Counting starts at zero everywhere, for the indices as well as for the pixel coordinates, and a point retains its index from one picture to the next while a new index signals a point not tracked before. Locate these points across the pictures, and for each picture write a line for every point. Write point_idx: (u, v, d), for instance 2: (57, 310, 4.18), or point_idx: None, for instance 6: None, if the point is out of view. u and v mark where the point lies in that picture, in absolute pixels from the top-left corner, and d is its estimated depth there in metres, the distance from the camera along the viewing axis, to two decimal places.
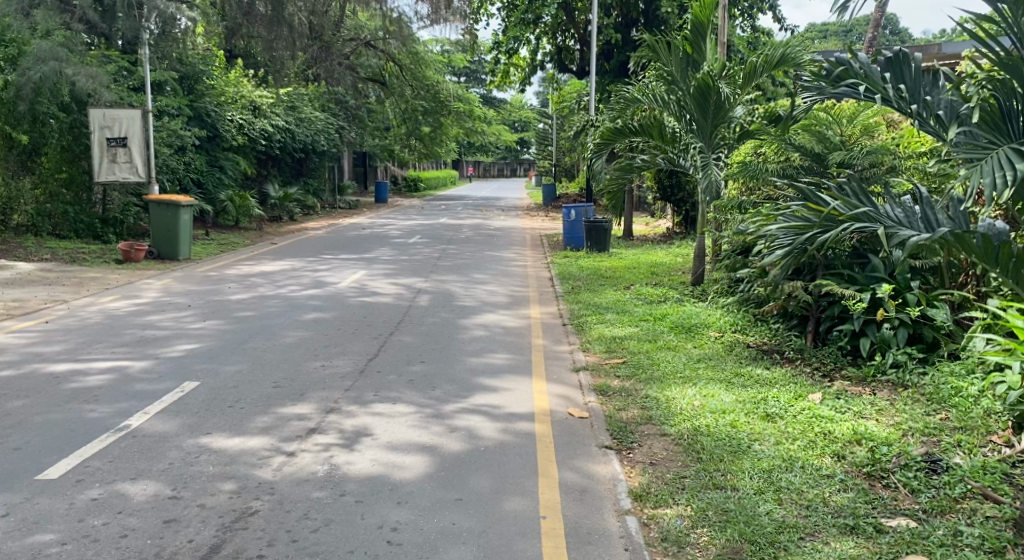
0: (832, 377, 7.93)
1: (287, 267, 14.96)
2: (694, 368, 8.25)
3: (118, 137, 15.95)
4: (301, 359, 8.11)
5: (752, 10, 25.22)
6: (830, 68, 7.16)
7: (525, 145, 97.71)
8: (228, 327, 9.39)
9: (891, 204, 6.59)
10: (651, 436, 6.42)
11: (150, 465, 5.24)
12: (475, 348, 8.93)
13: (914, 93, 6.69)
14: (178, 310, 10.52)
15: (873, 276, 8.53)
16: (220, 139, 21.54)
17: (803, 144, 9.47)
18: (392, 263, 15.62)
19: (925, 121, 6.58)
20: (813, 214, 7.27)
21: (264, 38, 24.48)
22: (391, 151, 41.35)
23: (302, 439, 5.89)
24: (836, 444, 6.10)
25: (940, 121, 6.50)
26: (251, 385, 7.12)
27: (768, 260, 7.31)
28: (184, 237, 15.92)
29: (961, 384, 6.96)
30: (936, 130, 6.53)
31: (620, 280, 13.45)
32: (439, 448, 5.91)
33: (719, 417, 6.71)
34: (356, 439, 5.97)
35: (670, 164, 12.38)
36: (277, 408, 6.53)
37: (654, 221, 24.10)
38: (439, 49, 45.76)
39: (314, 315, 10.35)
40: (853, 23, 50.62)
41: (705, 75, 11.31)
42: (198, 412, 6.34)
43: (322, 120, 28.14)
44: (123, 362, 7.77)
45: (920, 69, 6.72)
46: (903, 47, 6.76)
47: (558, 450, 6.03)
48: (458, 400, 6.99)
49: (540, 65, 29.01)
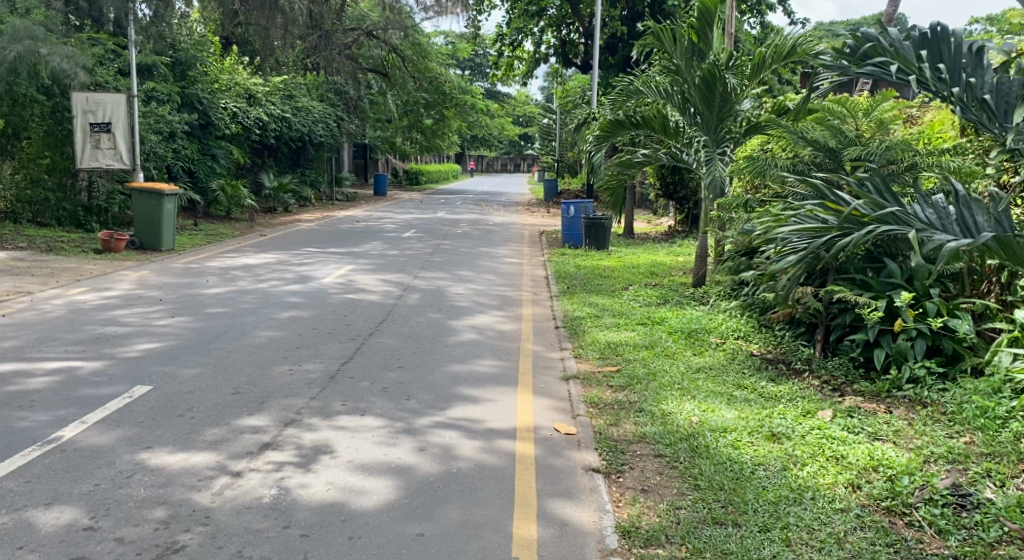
0: (843, 393, 7.37)
1: (271, 261, 14.27)
2: (693, 379, 7.60)
3: (102, 122, 15.20)
4: (268, 362, 7.46)
5: (760, 5, 24.66)
6: (855, 45, 6.45)
7: (530, 139, 97.14)
8: (196, 325, 8.75)
9: (923, 204, 5.92)
10: (644, 457, 5.81)
11: (71, 487, 4.69)
12: (459, 353, 8.31)
13: (954, 74, 5.97)
14: (147, 304, 9.85)
15: (889, 283, 7.95)
16: (212, 127, 20.68)
17: (817, 138, 8.80)
18: (379, 259, 14.99)
19: (967, 106, 5.93)
20: (830, 214, 6.59)
21: (260, 25, 23.95)
22: (392, 143, 40.69)
23: (252, 457, 5.27)
24: (850, 472, 5.50)
25: (983, 105, 5.87)
26: (205, 392, 6.48)
27: (779, 268, 6.62)
28: (168, 226, 15.24)
29: (987, 404, 6.40)
30: (979, 116, 5.91)
31: (618, 280, 12.83)
32: (408, 470, 5.29)
33: (719, 436, 6.09)
34: (314, 458, 5.34)
35: (673, 159, 11.76)
36: (231, 420, 5.90)
37: (656, 218, 23.55)
38: (443, 39, 45.03)
39: (290, 313, 9.69)
40: (860, 21, 49.91)
41: (711, 64, 10.66)
42: (144, 422, 5.72)
43: (320, 110, 27.49)
44: (73, 363, 7.13)
45: (961, 47, 5.95)
46: (941, 22, 6.00)
47: (539, 475, 5.40)
48: (433, 413, 6.36)
49: (543, 58, 28.32)
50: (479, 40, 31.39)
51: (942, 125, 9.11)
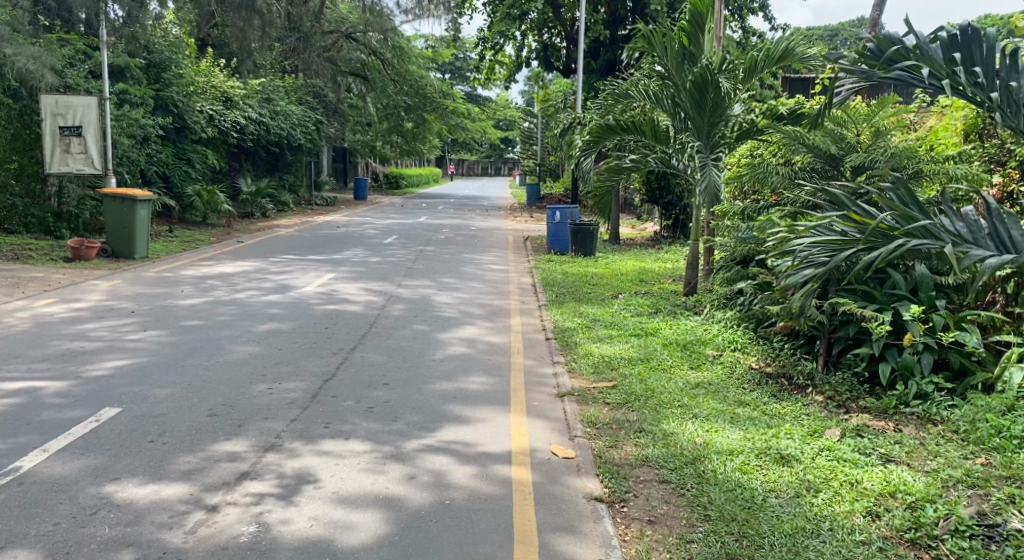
0: (848, 409, 7.08)
1: (249, 269, 13.80)
2: (692, 396, 7.26)
3: (72, 126, 14.66)
4: (246, 381, 7.04)
5: (742, 10, 24.52)
6: (877, 48, 6.08)
7: (510, 144, 96.85)
8: (170, 339, 8.31)
9: (951, 216, 5.65)
10: (648, 482, 5.47)
11: (29, 527, 4.32)
12: (447, 368, 7.92)
13: (992, 78, 5.54)
14: (118, 317, 9.38)
15: (893, 294, 7.65)
16: (188, 131, 20.22)
17: (817, 144, 8.51)
18: (360, 267, 14.57)
19: (1010, 111, 5.50)
20: (851, 226, 6.17)
21: (238, 26, 23.39)
22: (372, 147, 40.22)
23: (229, 489, 4.87)
24: (866, 498, 5.19)
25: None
26: (178, 414, 6.06)
27: (793, 280, 6.18)
28: (142, 234, 14.74)
29: (1001, 422, 6.11)
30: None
31: (606, 288, 12.50)
32: (397, 501, 4.90)
33: (726, 459, 5.76)
34: (297, 489, 4.95)
35: (663, 165, 11.43)
36: (206, 445, 5.49)
37: (641, 224, 23.28)
38: (423, 42, 44.68)
39: (269, 325, 9.26)
40: (842, 27, 49.85)
41: (703, 69, 10.33)
42: (112, 449, 5.32)
43: (299, 113, 26.96)
44: (36, 383, 6.68)
45: (993, 48, 5.52)
46: (971, 22, 5.57)
47: (538, 506, 5.05)
48: (423, 436, 5.97)
49: (525, 62, 27.96)
50: (459, 43, 30.99)
51: (943, 133, 8.87)
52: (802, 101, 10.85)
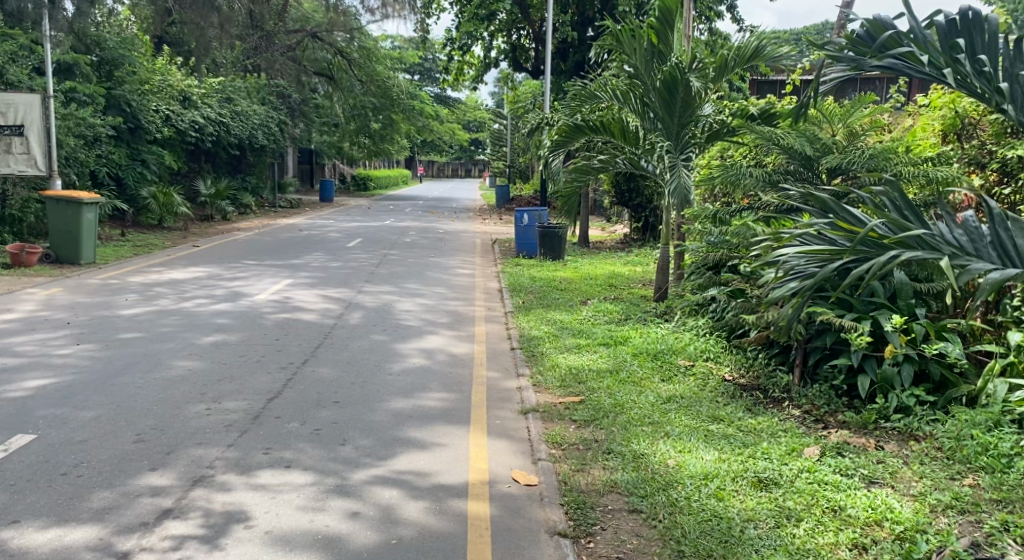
0: (826, 424, 6.69)
1: (201, 276, 13.19)
2: (664, 411, 6.82)
3: (13, 125, 13.94)
4: (182, 401, 6.48)
5: (710, 12, 24.29)
6: (869, 33, 5.53)
7: (481, 145, 96.21)
8: (102, 354, 7.72)
9: (948, 223, 5.17)
10: (616, 512, 5.03)
11: None
12: (403, 384, 7.41)
13: (997, 66, 5.05)
14: (50, 329, 8.76)
15: (871, 303, 7.23)
16: (142, 131, 19.32)
17: (791, 145, 8.12)
18: (320, 272, 14.01)
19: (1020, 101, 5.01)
20: (841, 235, 5.61)
21: (196, 25, 22.66)
22: (339, 148, 39.53)
23: (146, 531, 4.36)
24: (852, 529, 4.76)
25: None
26: (100, 441, 5.50)
27: (779, 293, 5.62)
28: (88, 238, 14.03)
29: (989, 440, 5.72)
30: None
31: (575, 293, 12.08)
32: (337, 542, 4.42)
33: (700, 485, 5.31)
34: (224, 530, 4.44)
35: (632, 166, 10.99)
36: (128, 477, 4.97)
37: (610, 226, 22.94)
38: (391, 43, 44.05)
39: (214, 337, 8.70)
40: (810, 28, 50.21)
41: (672, 66, 9.88)
42: (16, 484, 4.78)
43: (261, 114, 26.25)
44: None
45: (997, 35, 5.02)
46: (974, 5, 5.04)
47: (496, 543, 4.59)
48: (373, 464, 5.47)
49: (493, 63, 27.45)
50: (427, 44, 30.42)
51: (921, 133, 8.55)
52: (774, 101, 10.46)
